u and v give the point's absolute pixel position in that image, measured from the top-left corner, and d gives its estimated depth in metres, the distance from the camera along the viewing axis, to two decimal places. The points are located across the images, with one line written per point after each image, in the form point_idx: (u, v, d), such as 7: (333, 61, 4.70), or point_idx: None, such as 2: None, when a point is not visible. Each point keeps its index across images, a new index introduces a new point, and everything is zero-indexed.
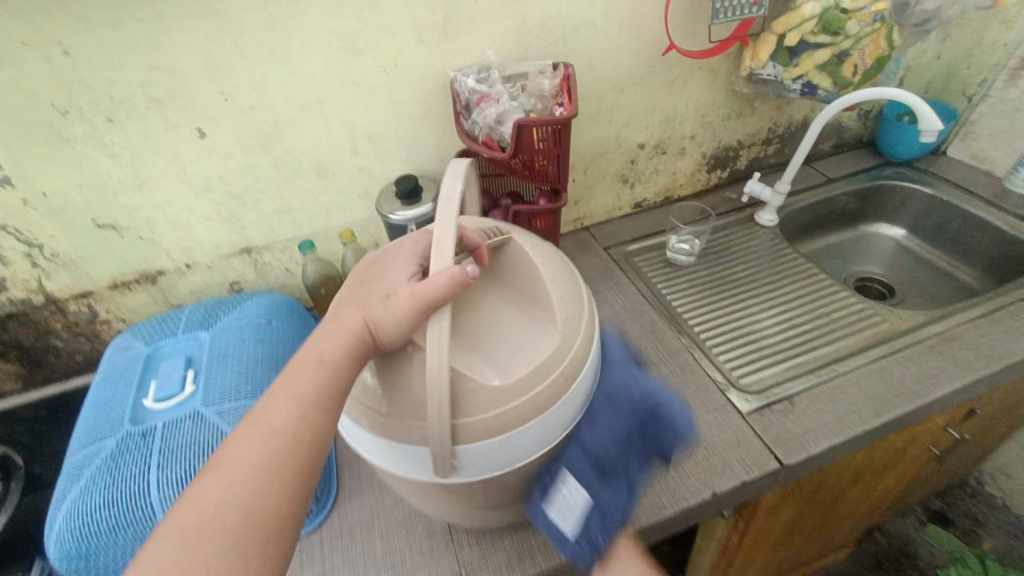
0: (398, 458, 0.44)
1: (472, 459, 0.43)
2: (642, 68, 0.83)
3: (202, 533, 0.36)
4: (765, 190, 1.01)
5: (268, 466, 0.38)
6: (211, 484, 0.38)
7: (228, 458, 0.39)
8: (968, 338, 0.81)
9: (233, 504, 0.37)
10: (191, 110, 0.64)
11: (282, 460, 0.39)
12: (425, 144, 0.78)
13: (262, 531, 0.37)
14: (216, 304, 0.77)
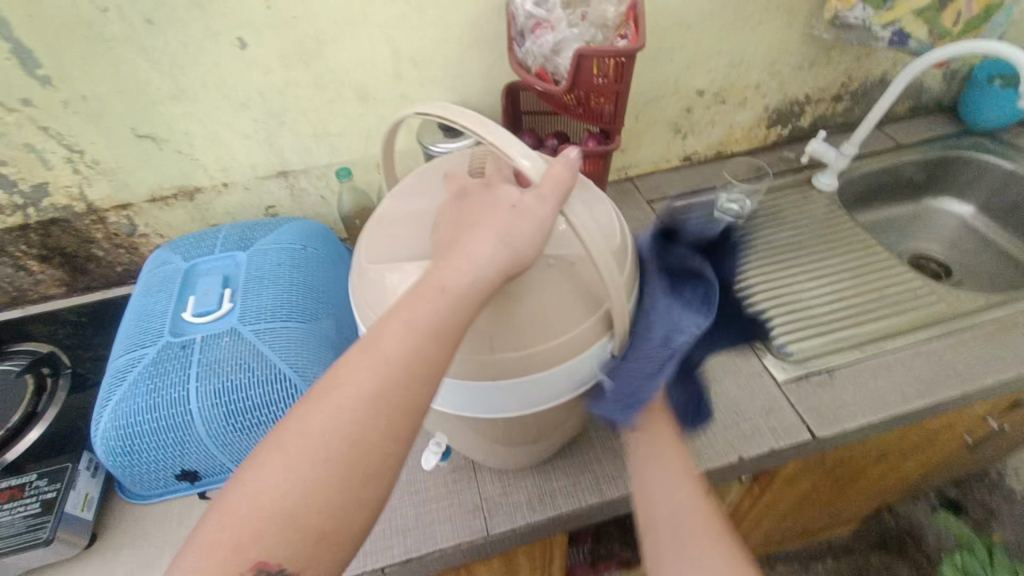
0: (492, 395, 0.43)
1: (573, 373, 0.44)
2: (713, 4, 0.75)
3: (303, 460, 0.33)
4: (829, 153, 0.94)
5: (376, 402, 0.35)
6: (316, 413, 0.35)
7: (331, 391, 0.36)
8: None
9: (338, 438, 0.34)
10: (233, 18, 0.61)
11: (389, 397, 0.35)
12: (472, 72, 0.73)
13: (367, 469, 0.34)
14: (252, 226, 0.76)
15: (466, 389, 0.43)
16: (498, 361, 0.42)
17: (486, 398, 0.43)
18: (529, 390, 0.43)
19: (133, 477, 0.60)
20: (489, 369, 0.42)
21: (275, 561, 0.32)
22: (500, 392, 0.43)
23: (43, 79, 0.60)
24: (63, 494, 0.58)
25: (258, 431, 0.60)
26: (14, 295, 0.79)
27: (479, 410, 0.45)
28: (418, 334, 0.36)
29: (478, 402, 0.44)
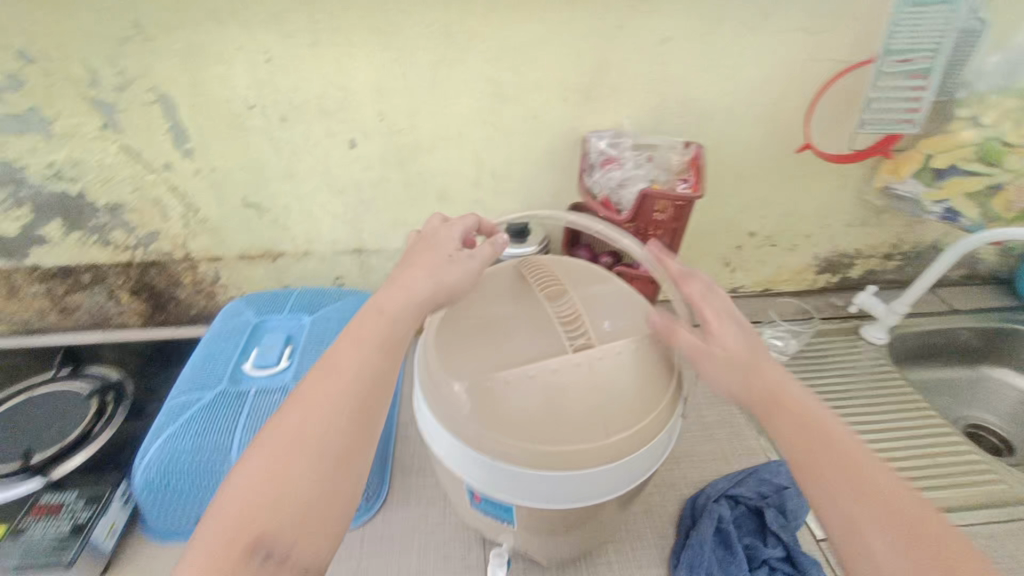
0: (544, 483, 0.43)
1: (621, 472, 0.44)
2: (770, 162, 0.82)
3: (283, 448, 0.39)
4: (877, 306, 0.95)
5: (345, 405, 0.42)
6: (298, 413, 0.41)
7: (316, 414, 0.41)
8: None
9: (309, 430, 0.40)
10: (350, 123, 0.72)
11: (349, 396, 0.42)
12: (542, 190, 0.81)
13: (336, 452, 0.40)
14: (321, 292, 0.83)
15: (503, 473, 0.44)
16: (562, 452, 0.42)
17: (536, 486, 0.43)
18: (581, 481, 0.43)
19: (160, 513, 0.62)
20: (547, 458, 0.42)
21: (264, 537, 0.35)
22: (551, 480, 0.43)
23: (186, 151, 0.72)
24: (95, 519, 0.59)
25: None
26: (99, 320, 0.87)
27: (527, 497, 0.44)
28: (371, 363, 0.44)
29: (527, 489, 0.44)
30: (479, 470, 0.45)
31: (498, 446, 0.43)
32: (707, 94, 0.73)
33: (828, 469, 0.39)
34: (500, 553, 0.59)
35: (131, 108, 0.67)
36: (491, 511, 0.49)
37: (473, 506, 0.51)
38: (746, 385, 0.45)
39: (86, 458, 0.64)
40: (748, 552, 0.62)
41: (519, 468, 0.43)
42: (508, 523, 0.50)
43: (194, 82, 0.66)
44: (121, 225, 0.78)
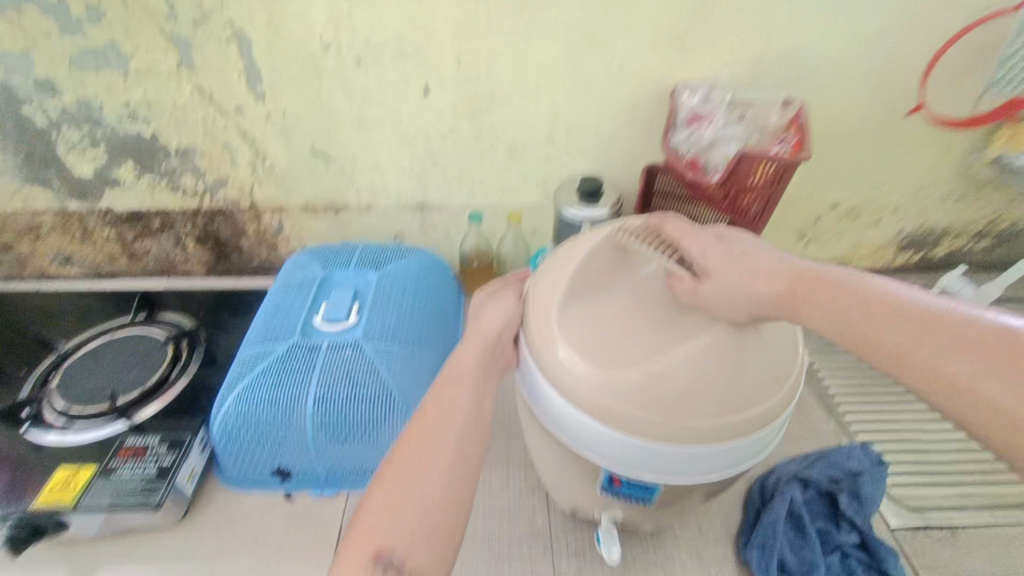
0: (643, 457, 0.41)
1: (728, 457, 0.42)
2: (870, 125, 0.76)
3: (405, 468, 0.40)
4: (965, 290, 0.87)
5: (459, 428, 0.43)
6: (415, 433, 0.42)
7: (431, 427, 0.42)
8: None
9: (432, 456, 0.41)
10: (426, 68, 0.68)
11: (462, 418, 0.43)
12: (618, 149, 0.77)
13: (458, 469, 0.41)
14: (384, 248, 0.81)
15: (604, 442, 0.42)
16: (668, 426, 0.40)
17: (634, 459, 0.41)
18: (684, 459, 0.41)
19: (236, 461, 0.63)
20: (651, 433, 0.40)
21: (386, 549, 0.36)
22: (655, 454, 0.41)
23: (258, 94, 0.70)
24: (178, 463, 0.60)
25: (355, 443, 0.62)
26: (165, 266, 0.89)
27: (625, 470, 0.42)
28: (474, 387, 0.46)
29: (625, 461, 0.42)
30: (577, 439, 0.43)
31: (599, 416, 0.41)
32: (813, 45, 0.67)
33: (896, 326, 0.35)
34: (610, 529, 0.53)
35: (206, 45, 0.65)
36: (629, 493, 0.47)
37: (607, 491, 0.48)
38: (757, 281, 0.42)
39: (160, 406, 0.65)
40: (821, 536, 0.59)
41: (622, 441, 0.41)
42: (646, 504, 0.48)
43: (270, 18, 0.63)
44: (191, 170, 0.77)
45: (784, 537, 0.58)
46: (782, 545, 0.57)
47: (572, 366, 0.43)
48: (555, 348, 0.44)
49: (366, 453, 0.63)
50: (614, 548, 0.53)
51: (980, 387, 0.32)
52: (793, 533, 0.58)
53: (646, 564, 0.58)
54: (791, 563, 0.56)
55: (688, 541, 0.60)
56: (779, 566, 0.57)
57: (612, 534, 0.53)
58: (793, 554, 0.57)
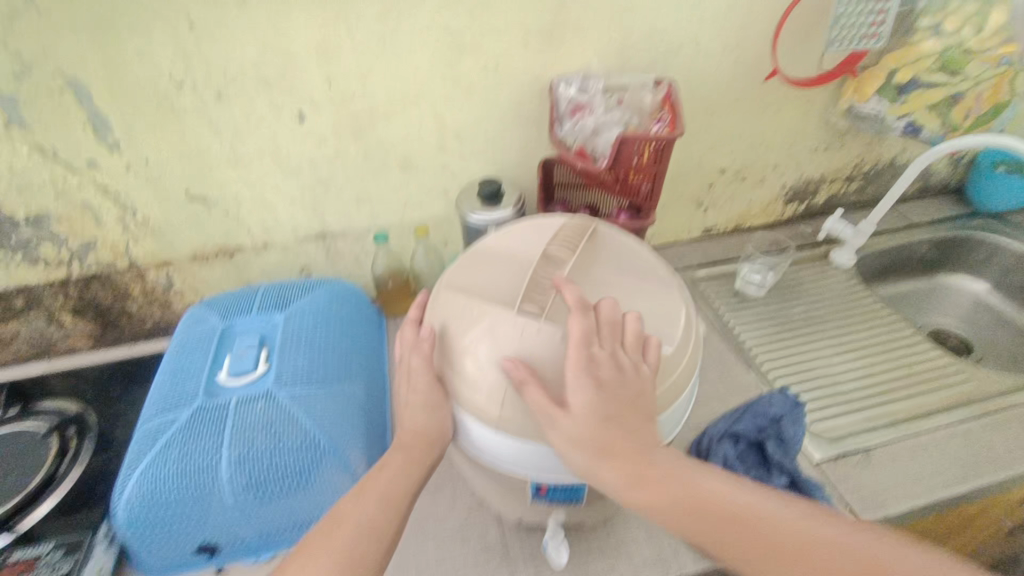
0: (544, 455, 0.45)
1: None
2: (736, 92, 0.81)
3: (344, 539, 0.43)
4: (846, 229, 0.96)
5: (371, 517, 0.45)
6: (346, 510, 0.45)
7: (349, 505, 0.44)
8: None
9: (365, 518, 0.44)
10: (297, 94, 0.65)
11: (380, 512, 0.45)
12: (510, 147, 0.77)
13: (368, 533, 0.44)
14: (288, 285, 0.77)
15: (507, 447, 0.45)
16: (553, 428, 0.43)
17: (537, 458, 0.45)
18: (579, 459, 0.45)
19: (150, 549, 0.57)
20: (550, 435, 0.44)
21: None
22: (547, 453, 0.45)
23: (111, 144, 0.64)
24: (79, 567, 0.54)
25: (285, 499, 0.58)
26: (42, 347, 0.79)
27: (534, 469, 0.46)
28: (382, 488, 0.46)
29: (530, 464, 0.46)
30: (484, 445, 0.47)
31: (507, 425, 0.44)
32: (671, 26, 0.71)
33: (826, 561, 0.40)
34: (555, 530, 0.57)
35: (36, 99, 0.59)
36: (558, 497, 0.50)
37: (540, 500, 0.50)
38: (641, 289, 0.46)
39: (56, 501, 0.58)
40: (757, 484, 0.62)
41: (516, 443, 0.45)
42: (577, 502, 0.51)
43: (108, 62, 0.58)
44: (49, 237, 0.69)
45: None
46: None
47: (485, 374, 0.45)
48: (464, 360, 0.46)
49: (296, 508, 0.59)
50: (560, 549, 0.56)
51: None
52: None
53: (602, 550, 0.59)
54: None
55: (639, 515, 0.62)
56: None
57: (559, 535, 0.57)
58: None
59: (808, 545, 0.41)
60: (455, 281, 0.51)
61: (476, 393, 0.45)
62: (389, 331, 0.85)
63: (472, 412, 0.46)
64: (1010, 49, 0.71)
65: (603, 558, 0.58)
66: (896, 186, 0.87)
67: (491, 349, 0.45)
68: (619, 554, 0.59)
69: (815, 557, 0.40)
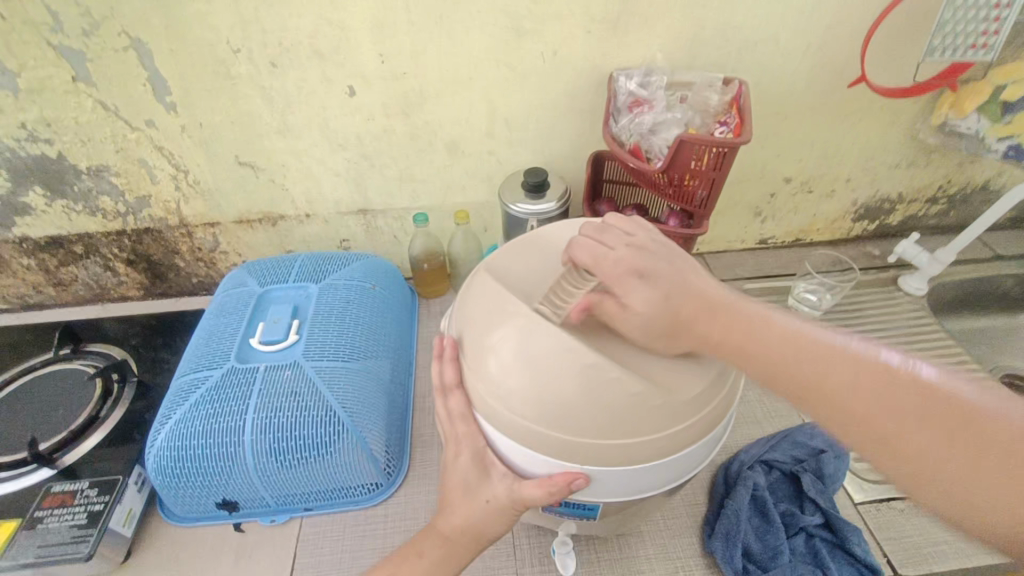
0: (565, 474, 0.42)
1: (643, 476, 0.42)
2: (815, 97, 0.74)
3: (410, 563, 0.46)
4: (921, 256, 0.87)
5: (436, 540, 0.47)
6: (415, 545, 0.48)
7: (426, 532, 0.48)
8: None
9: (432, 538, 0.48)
10: (349, 68, 0.64)
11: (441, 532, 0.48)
12: (561, 138, 0.74)
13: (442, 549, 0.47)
14: (327, 257, 0.78)
15: (525, 458, 0.42)
16: (578, 444, 0.40)
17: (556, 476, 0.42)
18: (601, 481, 0.42)
19: (177, 498, 0.60)
20: (575, 451, 0.40)
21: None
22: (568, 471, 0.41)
23: (169, 106, 0.65)
24: (111, 506, 0.57)
25: (303, 468, 0.59)
26: (98, 292, 0.83)
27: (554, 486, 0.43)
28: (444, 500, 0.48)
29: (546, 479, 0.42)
30: (501, 454, 0.44)
31: (527, 437, 0.41)
32: (750, 20, 0.65)
33: (834, 372, 0.36)
34: (565, 540, 0.55)
35: (102, 56, 0.60)
36: (570, 511, 0.48)
37: (550, 509, 0.49)
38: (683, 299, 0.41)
39: (105, 433, 0.62)
40: (785, 519, 0.58)
41: (536, 458, 0.42)
42: (590, 518, 0.48)
43: (170, 24, 0.59)
44: (109, 191, 0.72)
45: (746, 522, 0.57)
46: (745, 531, 0.56)
47: (507, 379, 0.42)
48: (488, 359, 0.43)
49: (314, 478, 0.60)
50: (568, 560, 0.55)
51: (920, 442, 0.34)
52: (757, 517, 0.58)
53: (610, 565, 0.57)
54: (755, 548, 0.56)
55: (654, 533, 0.60)
56: (744, 554, 0.56)
57: (568, 547, 0.55)
58: (757, 540, 0.56)
59: (814, 376, 0.36)
60: (489, 276, 0.48)
61: (496, 396, 0.42)
62: (421, 312, 0.84)
63: (488, 415, 0.43)
64: None
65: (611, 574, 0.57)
66: (994, 210, 0.77)
67: (516, 353, 0.42)
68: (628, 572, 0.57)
69: (824, 394, 0.36)
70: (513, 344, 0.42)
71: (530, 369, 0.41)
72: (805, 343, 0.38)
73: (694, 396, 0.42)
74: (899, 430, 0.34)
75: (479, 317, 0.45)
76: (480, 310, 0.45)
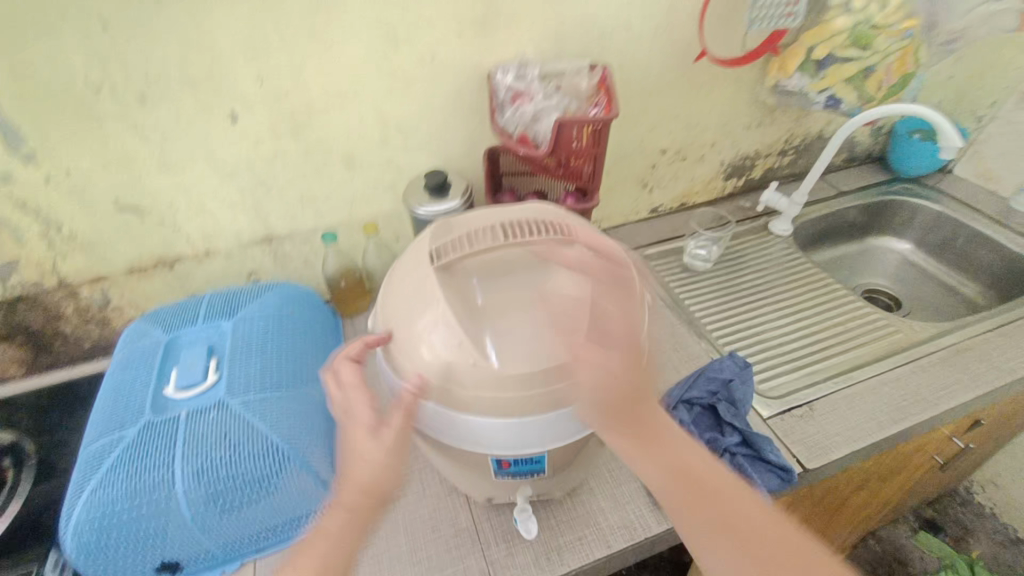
0: (508, 431, 0.46)
1: (577, 414, 0.47)
2: (670, 75, 0.84)
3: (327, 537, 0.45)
4: (782, 201, 1.01)
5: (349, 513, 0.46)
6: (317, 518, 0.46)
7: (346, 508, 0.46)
8: (981, 349, 0.79)
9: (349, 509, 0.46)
10: (227, 94, 0.63)
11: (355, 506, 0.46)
12: (455, 140, 0.78)
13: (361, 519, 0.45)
14: (235, 292, 0.75)
15: (468, 425, 0.46)
16: (513, 401, 0.44)
17: (501, 435, 0.46)
18: (537, 430, 0.46)
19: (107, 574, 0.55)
20: (511, 407, 0.45)
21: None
22: (508, 428, 0.46)
23: (27, 156, 0.60)
24: None
25: (247, 507, 0.57)
26: None
27: (499, 446, 0.47)
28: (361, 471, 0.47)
29: (491, 440, 0.46)
30: (447, 429, 0.47)
31: (467, 405, 0.45)
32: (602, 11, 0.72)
33: (654, 456, 0.49)
34: (524, 505, 0.58)
35: None
36: (519, 470, 0.51)
37: (501, 474, 0.52)
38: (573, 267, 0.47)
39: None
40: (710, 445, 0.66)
41: (479, 423, 0.45)
42: (539, 474, 0.53)
43: (15, 68, 0.54)
44: None
45: None
46: None
47: (441, 359, 0.44)
48: (419, 344, 0.45)
49: (261, 515, 0.58)
50: (530, 524, 0.58)
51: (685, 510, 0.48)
52: None
53: (568, 525, 0.60)
54: None
55: (603, 484, 0.64)
56: None
57: (528, 510, 0.59)
58: None
59: (643, 458, 0.49)
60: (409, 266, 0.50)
61: (433, 376, 0.45)
62: (346, 330, 0.83)
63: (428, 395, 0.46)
64: (912, 23, 0.75)
65: (570, 533, 0.60)
66: (828, 149, 0.91)
67: (446, 329, 0.44)
68: (585, 526, 0.60)
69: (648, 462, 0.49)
70: (442, 322, 0.45)
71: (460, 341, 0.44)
72: (641, 428, 0.49)
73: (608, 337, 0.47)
74: (677, 501, 0.49)
75: (405, 306, 0.47)
76: (405, 299, 0.48)
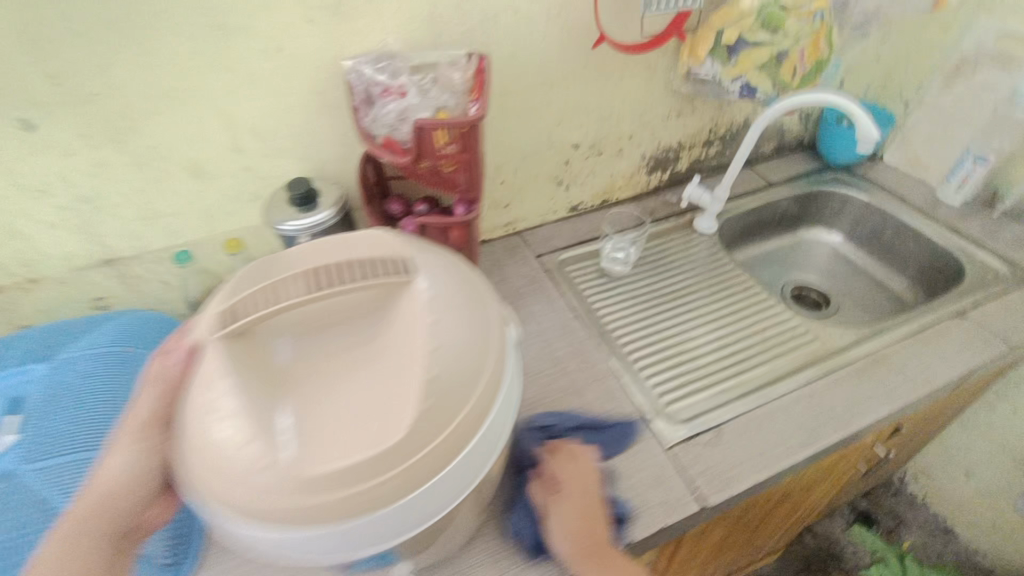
0: (339, 538, 0.38)
1: (425, 503, 0.40)
2: (571, 63, 0.75)
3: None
4: (704, 197, 0.95)
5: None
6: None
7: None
8: (893, 360, 0.76)
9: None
10: (12, 96, 0.52)
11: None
12: (322, 142, 0.68)
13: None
14: (66, 327, 0.65)
15: (286, 539, 0.38)
16: (343, 500, 0.37)
17: (332, 545, 0.38)
18: (376, 530, 0.39)
19: None
20: (337, 511, 0.37)
21: None
22: (337, 535, 0.38)
23: None
24: None
25: None
26: None
27: (333, 557, 0.40)
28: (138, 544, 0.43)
29: (318, 551, 0.39)
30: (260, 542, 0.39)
31: (277, 515, 0.37)
32: None
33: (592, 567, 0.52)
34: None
35: None
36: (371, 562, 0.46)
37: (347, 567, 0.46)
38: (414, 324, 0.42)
39: None
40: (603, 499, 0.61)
41: (298, 535, 0.38)
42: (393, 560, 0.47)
43: None
44: None
45: None
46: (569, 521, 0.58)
47: (243, 455, 0.37)
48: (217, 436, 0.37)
49: None
50: None
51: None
52: None
53: None
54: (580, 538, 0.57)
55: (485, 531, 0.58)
56: None
57: None
58: None
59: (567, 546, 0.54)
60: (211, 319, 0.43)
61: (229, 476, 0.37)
62: None
63: (222, 500, 0.38)
64: (821, 3, 0.71)
65: None
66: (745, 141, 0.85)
67: (234, 406, 0.38)
68: None
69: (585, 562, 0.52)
70: (231, 396, 0.38)
71: (265, 431, 0.37)
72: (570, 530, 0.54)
73: (458, 405, 0.41)
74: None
75: (200, 383, 0.40)
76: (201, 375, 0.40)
